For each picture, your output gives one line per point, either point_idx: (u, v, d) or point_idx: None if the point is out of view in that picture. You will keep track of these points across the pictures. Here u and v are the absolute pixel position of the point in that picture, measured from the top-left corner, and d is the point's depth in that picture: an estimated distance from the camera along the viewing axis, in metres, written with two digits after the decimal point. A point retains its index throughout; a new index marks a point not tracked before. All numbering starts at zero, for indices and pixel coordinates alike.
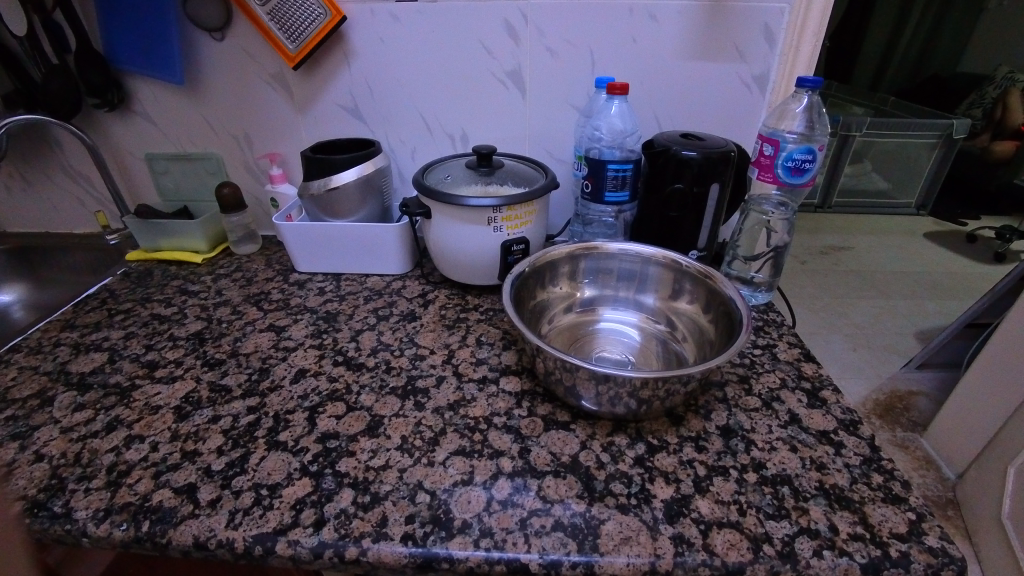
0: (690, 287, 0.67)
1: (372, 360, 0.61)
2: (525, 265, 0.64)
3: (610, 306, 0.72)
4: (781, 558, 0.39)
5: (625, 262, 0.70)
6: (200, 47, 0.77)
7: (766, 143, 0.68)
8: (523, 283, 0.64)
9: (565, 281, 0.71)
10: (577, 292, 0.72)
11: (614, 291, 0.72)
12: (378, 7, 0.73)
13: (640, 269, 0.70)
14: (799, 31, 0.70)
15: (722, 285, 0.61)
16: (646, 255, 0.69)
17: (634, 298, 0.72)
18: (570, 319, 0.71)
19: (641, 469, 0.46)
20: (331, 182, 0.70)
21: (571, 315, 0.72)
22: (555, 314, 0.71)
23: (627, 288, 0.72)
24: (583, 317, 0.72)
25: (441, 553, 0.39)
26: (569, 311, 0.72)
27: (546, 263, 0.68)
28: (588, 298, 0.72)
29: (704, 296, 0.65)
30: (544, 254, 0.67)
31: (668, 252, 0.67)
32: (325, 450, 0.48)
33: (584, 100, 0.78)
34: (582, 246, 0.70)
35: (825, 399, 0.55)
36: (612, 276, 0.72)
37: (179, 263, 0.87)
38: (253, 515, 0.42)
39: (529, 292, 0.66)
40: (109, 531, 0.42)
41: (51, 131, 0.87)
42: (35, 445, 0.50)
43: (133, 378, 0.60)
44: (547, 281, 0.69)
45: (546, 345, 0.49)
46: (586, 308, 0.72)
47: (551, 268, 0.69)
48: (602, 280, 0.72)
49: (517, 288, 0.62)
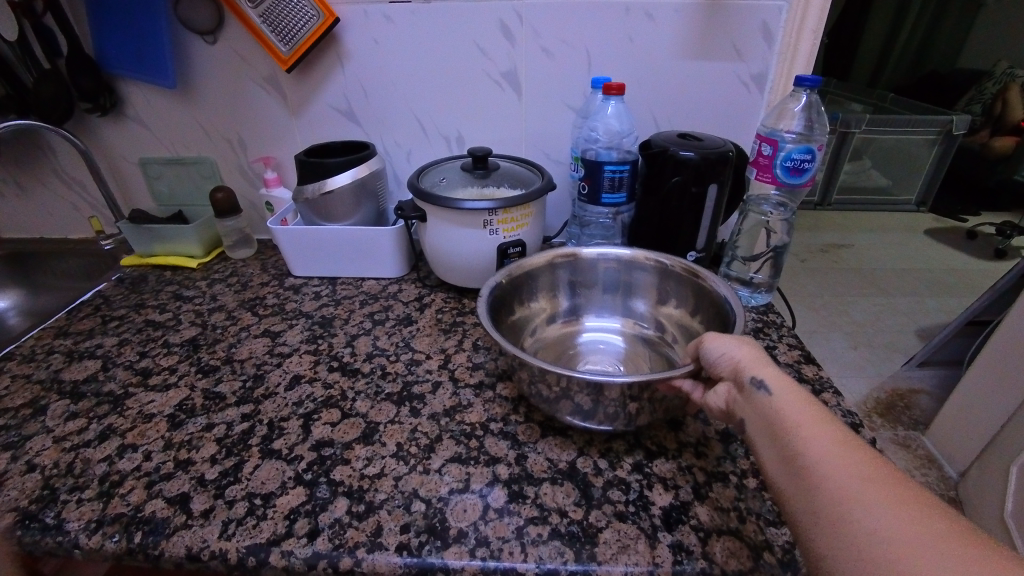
0: (677, 289, 0.66)
1: (367, 365, 0.60)
2: (502, 274, 0.62)
3: (593, 313, 0.72)
4: (782, 565, 0.38)
5: (606, 268, 0.69)
6: (191, 50, 0.76)
7: (764, 142, 0.67)
8: (502, 299, 0.62)
9: (544, 294, 0.69)
10: (557, 302, 0.71)
11: (598, 298, 0.71)
12: (371, 7, 0.72)
13: (624, 271, 0.69)
14: (797, 30, 0.69)
15: (712, 284, 0.60)
16: (629, 258, 0.68)
17: (620, 302, 0.71)
18: (555, 331, 0.71)
19: (639, 476, 0.45)
20: (325, 186, 0.69)
21: (554, 326, 0.71)
22: (539, 327, 0.69)
23: (609, 293, 0.71)
24: (567, 328, 0.71)
25: (437, 563, 0.38)
26: (553, 322, 0.71)
27: (525, 274, 0.66)
28: (570, 308, 0.72)
29: (691, 297, 0.64)
30: (521, 265, 0.65)
31: (650, 253, 0.66)
32: (320, 458, 0.48)
33: (581, 100, 0.77)
34: (559, 253, 0.68)
35: (825, 402, 0.54)
36: (592, 283, 0.70)
37: (174, 268, 0.86)
38: (247, 525, 0.42)
39: (509, 307, 0.64)
40: (100, 543, 0.41)
41: (44, 137, 0.86)
42: (27, 455, 0.50)
43: (127, 386, 0.59)
44: (526, 293, 0.67)
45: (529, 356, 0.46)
46: (570, 318, 0.72)
47: (529, 282, 0.67)
48: (583, 287, 0.71)
49: (495, 299, 0.60)
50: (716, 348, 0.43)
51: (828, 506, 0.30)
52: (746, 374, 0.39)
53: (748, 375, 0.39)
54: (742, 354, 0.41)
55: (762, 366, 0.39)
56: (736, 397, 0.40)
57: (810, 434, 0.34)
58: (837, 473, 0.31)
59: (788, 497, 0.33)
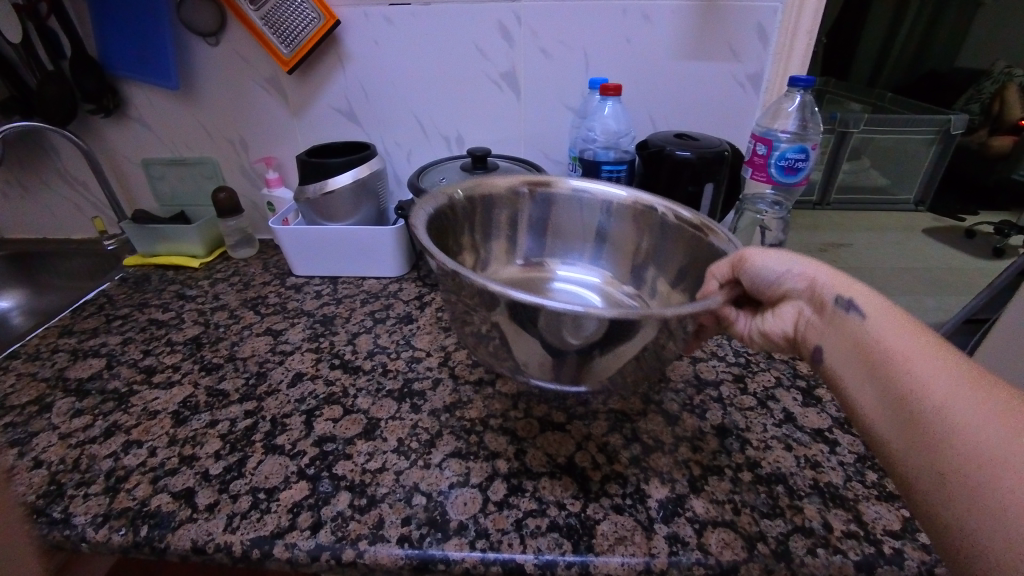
0: (664, 243, 0.61)
1: (368, 363, 0.61)
2: (458, 187, 0.61)
3: (565, 262, 0.70)
4: (776, 556, 0.39)
5: (583, 209, 0.66)
6: (194, 51, 0.77)
7: (759, 142, 0.68)
8: (456, 216, 0.61)
9: (505, 225, 0.68)
10: (523, 242, 0.70)
11: (572, 242, 0.69)
12: (372, 9, 0.73)
13: (602, 220, 0.66)
14: (792, 31, 0.70)
15: (716, 236, 0.53)
16: (610, 202, 0.64)
17: (593, 254, 0.69)
18: (511, 273, 0.71)
19: (637, 469, 0.46)
20: (325, 185, 0.70)
21: (516, 264, 0.71)
22: (496, 260, 0.70)
23: (581, 242, 0.69)
24: (529, 268, 0.71)
25: (437, 555, 0.39)
26: (511, 263, 0.71)
27: (483, 198, 0.64)
28: (535, 251, 0.71)
29: (681, 252, 0.59)
30: (482, 185, 0.63)
31: (640, 196, 0.61)
32: (322, 453, 0.49)
33: (579, 100, 0.78)
34: (532, 180, 0.65)
35: (820, 397, 0.55)
36: (562, 226, 0.68)
37: (177, 268, 0.87)
38: (251, 518, 0.43)
39: (464, 228, 0.63)
40: (107, 536, 0.42)
41: (48, 138, 0.87)
42: (33, 451, 0.51)
43: (131, 384, 0.60)
44: (487, 220, 0.66)
45: (490, 281, 0.39)
46: (536, 259, 0.71)
47: (489, 208, 0.65)
48: (551, 228, 0.69)
49: (444, 222, 0.58)
50: (770, 266, 0.43)
51: (937, 446, 0.32)
52: (838, 303, 0.40)
53: (842, 304, 0.40)
54: (829, 279, 0.41)
55: (858, 294, 0.39)
56: (821, 323, 0.41)
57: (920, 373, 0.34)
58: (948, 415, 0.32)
59: (890, 435, 0.35)
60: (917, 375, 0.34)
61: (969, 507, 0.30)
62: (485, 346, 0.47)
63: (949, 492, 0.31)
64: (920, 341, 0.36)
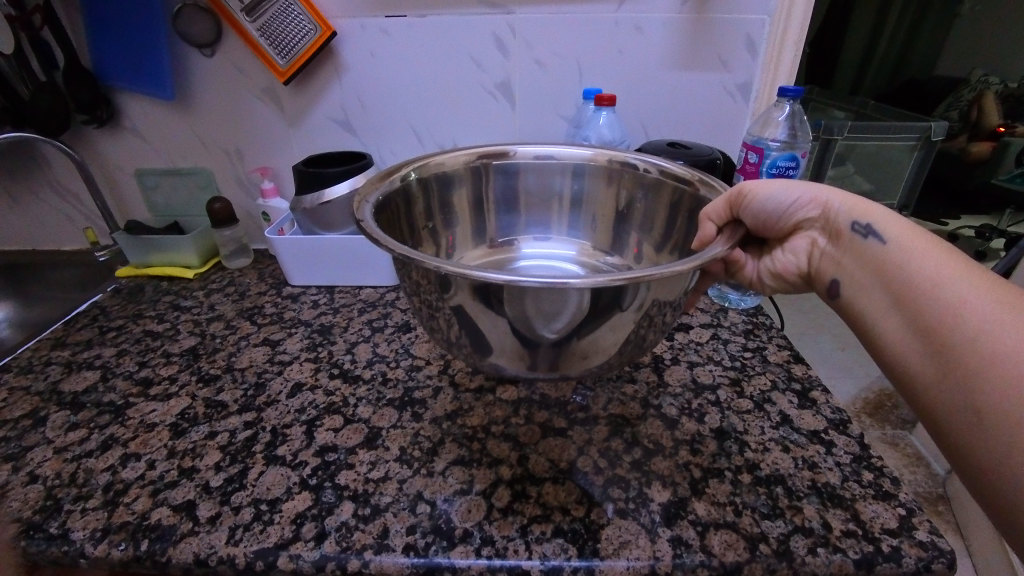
0: (644, 201, 0.62)
1: (368, 372, 0.61)
2: (410, 168, 0.58)
3: (531, 234, 0.71)
4: (777, 556, 0.39)
5: (551, 175, 0.66)
6: (189, 62, 0.77)
7: (750, 151, 0.70)
8: (409, 201, 0.59)
9: (467, 204, 0.67)
10: (491, 218, 0.70)
11: (546, 213, 0.70)
12: (368, 21, 0.74)
13: (574, 184, 0.66)
14: (780, 42, 0.72)
15: (707, 186, 0.54)
16: (580, 164, 0.64)
17: (566, 223, 0.70)
18: (485, 251, 0.71)
19: (638, 473, 0.47)
20: (324, 196, 0.71)
21: (489, 241, 0.71)
22: (466, 238, 0.69)
23: (553, 214, 0.69)
24: (503, 247, 0.71)
25: (443, 562, 0.39)
26: (479, 243, 0.71)
27: (437, 176, 0.62)
28: (505, 228, 0.71)
29: (666, 208, 0.60)
30: (433, 162, 0.61)
31: (608, 150, 0.62)
32: (324, 464, 0.48)
33: (573, 110, 0.80)
34: (487, 153, 0.64)
35: (815, 399, 0.56)
36: (530, 198, 0.69)
37: (170, 279, 0.86)
38: (254, 530, 0.42)
39: (422, 210, 0.61)
40: (107, 551, 0.42)
41: (38, 149, 0.87)
42: (28, 466, 0.50)
43: (128, 396, 0.59)
44: (447, 199, 0.65)
45: (442, 262, 0.36)
46: (507, 237, 0.71)
47: (447, 185, 0.64)
48: (519, 201, 0.69)
49: (405, 201, 0.58)
50: (771, 195, 0.46)
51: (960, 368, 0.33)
52: (860, 229, 0.42)
53: (868, 231, 0.41)
54: (850, 205, 0.44)
55: (886, 220, 0.41)
56: (838, 252, 0.44)
57: (948, 300, 0.35)
58: (979, 341, 0.33)
59: (910, 359, 0.36)
60: (944, 302, 0.35)
61: (991, 426, 0.31)
62: (455, 355, 0.45)
63: (974, 416, 0.32)
64: (953, 268, 0.36)
